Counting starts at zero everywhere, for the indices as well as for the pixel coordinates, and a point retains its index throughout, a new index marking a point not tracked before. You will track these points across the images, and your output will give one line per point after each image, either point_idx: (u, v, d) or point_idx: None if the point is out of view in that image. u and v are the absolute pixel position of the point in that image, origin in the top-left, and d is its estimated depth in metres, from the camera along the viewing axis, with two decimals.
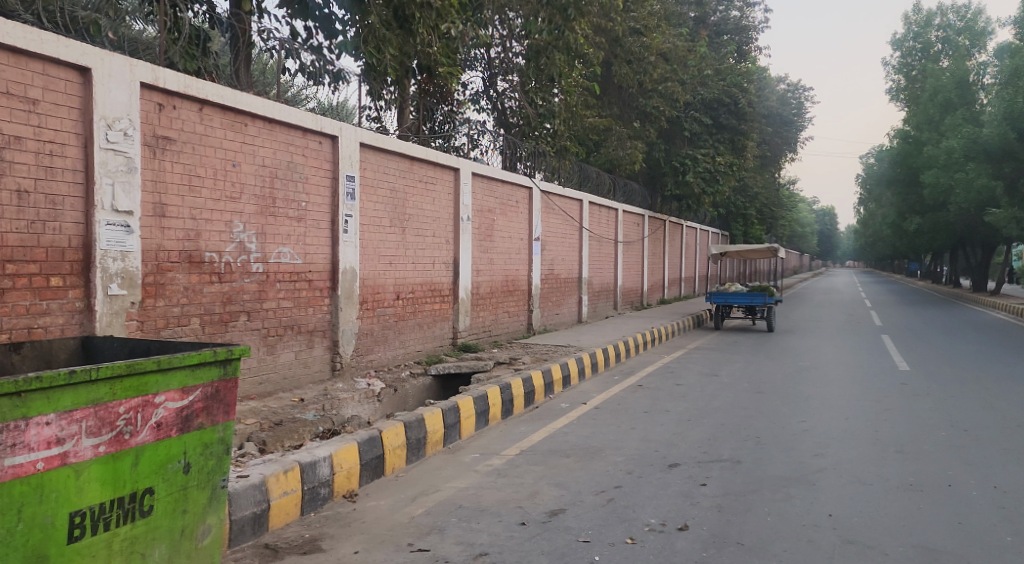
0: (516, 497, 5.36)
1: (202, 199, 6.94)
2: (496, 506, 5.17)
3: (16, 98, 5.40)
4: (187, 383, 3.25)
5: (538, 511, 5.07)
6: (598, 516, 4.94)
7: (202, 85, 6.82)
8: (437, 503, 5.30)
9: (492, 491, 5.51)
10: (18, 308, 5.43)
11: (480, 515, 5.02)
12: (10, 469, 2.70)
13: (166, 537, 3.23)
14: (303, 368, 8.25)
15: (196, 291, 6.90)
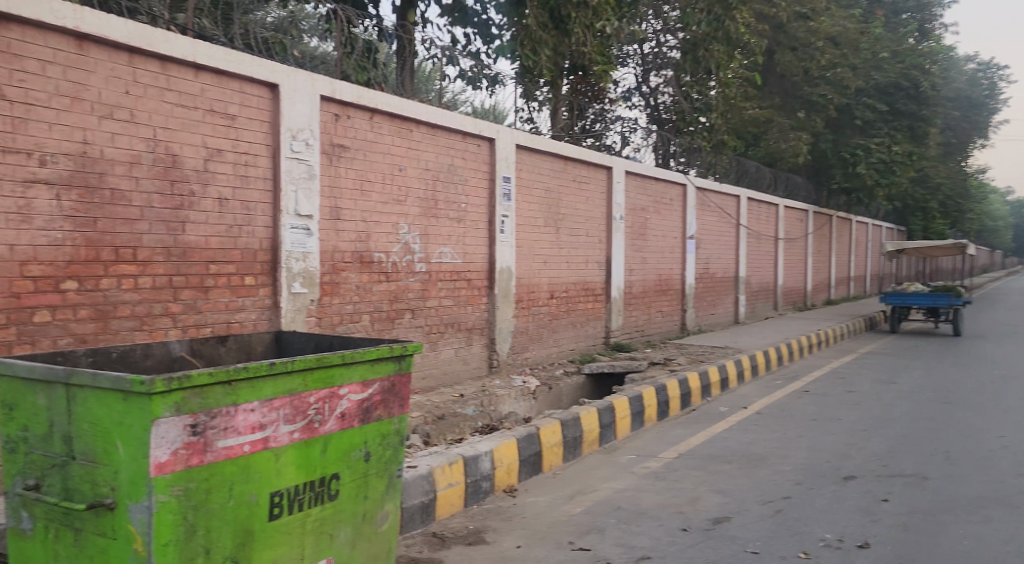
0: (676, 501, 5.31)
1: (372, 202, 7.34)
2: (656, 510, 5.15)
3: (218, 114, 5.90)
4: (368, 376, 3.44)
5: (701, 518, 5.00)
6: (766, 528, 4.81)
7: (373, 95, 7.23)
8: (595, 503, 5.34)
9: (651, 494, 5.49)
10: (218, 304, 5.95)
11: (640, 518, 5.02)
12: (223, 451, 2.86)
13: (350, 520, 3.42)
14: (462, 364, 8.52)
15: (367, 290, 7.31)
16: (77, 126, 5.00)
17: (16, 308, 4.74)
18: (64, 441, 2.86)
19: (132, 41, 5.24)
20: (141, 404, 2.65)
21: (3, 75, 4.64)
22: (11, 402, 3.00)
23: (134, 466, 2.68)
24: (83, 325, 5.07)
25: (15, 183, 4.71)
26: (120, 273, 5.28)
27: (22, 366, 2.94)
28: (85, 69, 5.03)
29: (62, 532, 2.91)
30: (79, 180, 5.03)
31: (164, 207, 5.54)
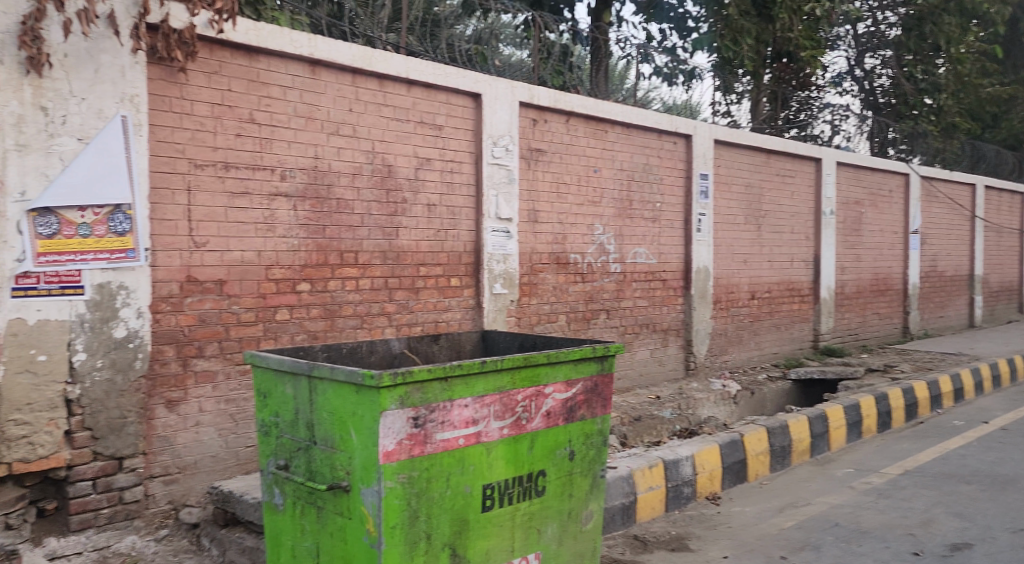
0: (906, 523, 4.98)
1: (568, 203, 7.48)
2: (881, 531, 4.85)
3: (427, 125, 6.26)
4: (572, 376, 3.52)
5: (936, 543, 4.66)
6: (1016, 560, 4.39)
7: (570, 98, 7.37)
8: (809, 518, 5.12)
9: (874, 513, 5.18)
10: (428, 304, 6.33)
11: (862, 537, 4.75)
12: (440, 443, 3.05)
13: (557, 516, 3.53)
14: (658, 365, 8.47)
15: (563, 290, 7.45)
16: (310, 143, 5.52)
17: (263, 307, 5.31)
18: (308, 427, 3.20)
19: (355, 62, 5.70)
20: (371, 397, 2.89)
21: (253, 101, 5.21)
22: (265, 390, 3.40)
23: (367, 453, 2.92)
24: (315, 323, 5.60)
25: (261, 196, 5.27)
26: (345, 276, 5.76)
27: (274, 360, 3.33)
28: (317, 91, 5.54)
29: (307, 509, 3.25)
30: (312, 192, 5.54)
31: (381, 213, 5.97)
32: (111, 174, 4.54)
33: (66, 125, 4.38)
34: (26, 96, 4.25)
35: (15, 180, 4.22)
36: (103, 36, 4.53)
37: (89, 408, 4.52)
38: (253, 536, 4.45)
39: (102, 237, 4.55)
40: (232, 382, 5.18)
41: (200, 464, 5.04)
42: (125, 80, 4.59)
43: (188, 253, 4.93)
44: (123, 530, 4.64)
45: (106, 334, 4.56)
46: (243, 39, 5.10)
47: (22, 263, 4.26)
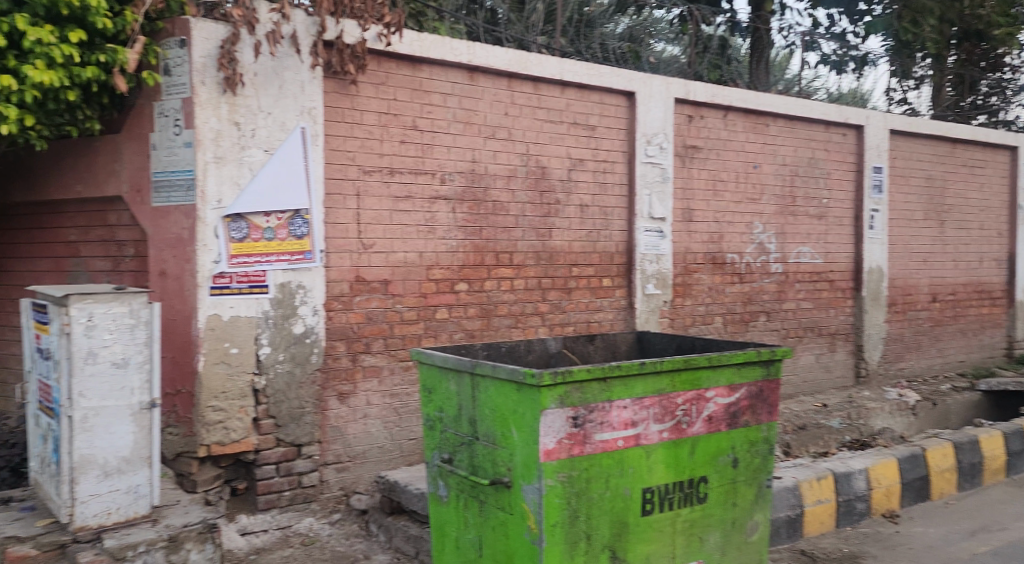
0: None
1: (725, 201, 7.29)
2: None
3: (580, 126, 6.29)
4: (735, 380, 3.43)
5: None
6: None
7: (728, 93, 7.17)
8: (1005, 544, 4.74)
9: None
10: (581, 304, 6.36)
11: None
12: (600, 444, 3.06)
13: (720, 524, 3.46)
14: (825, 371, 8.08)
15: (720, 291, 7.28)
16: (468, 147, 5.68)
17: (424, 306, 5.53)
18: (471, 423, 3.32)
19: (512, 67, 5.80)
20: (532, 395, 2.94)
21: (415, 109, 5.43)
22: (431, 386, 3.58)
23: (528, 450, 2.98)
24: (472, 322, 5.76)
25: (423, 200, 5.48)
26: (500, 276, 5.89)
27: (439, 357, 3.49)
28: (475, 97, 5.70)
29: (470, 502, 3.36)
30: (469, 195, 5.70)
31: (535, 215, 6.06)
32: (291, 181, 4.88)
33: (254, 138, 4.77)
34: (223, 113, 4.66)
35: (213, 189, 4.62)
36: (287, 55, 4.89)
37: (272, 397, 4.89)
38: (416, 526, 4.67)
39: (284, 240, 4.89)
40: (396, 377, 5.43)
41: (368, 454, 5.32)
42: (304, 94, 4.94)
43: (357, 255, 5.20)
44: (303, 511, 4.99)
45: (286, 330, 4.92)
46: (408, 50, 5.31)
47: (218, 265, 4.66)
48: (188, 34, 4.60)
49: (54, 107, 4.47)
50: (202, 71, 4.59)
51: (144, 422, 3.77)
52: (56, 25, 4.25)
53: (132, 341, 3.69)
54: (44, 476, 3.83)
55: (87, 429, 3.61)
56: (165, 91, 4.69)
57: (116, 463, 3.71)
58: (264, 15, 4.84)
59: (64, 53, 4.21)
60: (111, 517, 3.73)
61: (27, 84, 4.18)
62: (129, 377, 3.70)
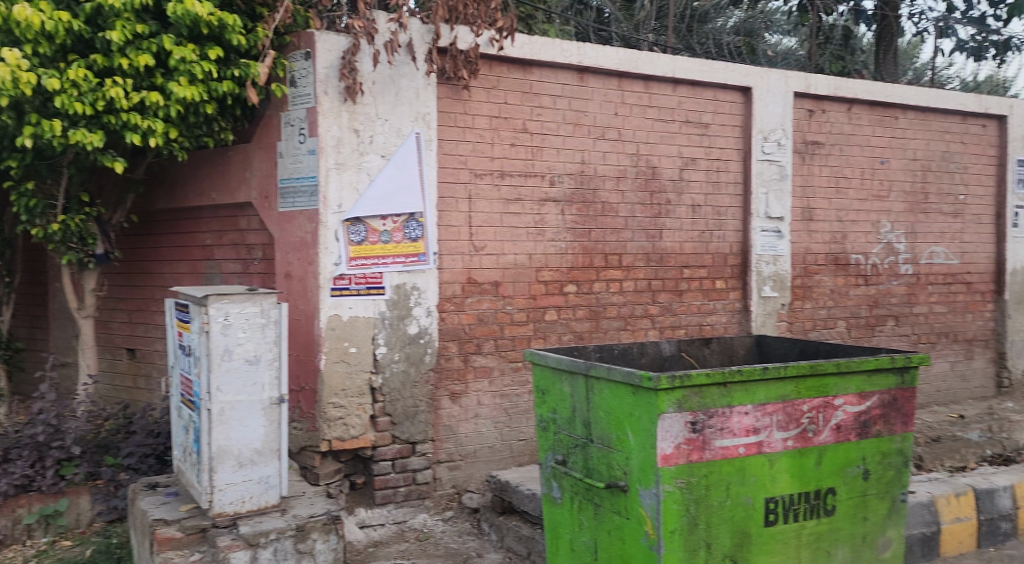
0: None
1: (849, 199, 7.00)
2: None
3: (693, 124, 6.17)
4: (865, 388, 3.29)
5: None
6: None
7: (852, 84, 6.89)
8: None
9: None
10: (692, 307, 6.24)
11: None
12: (720, 451, 3.00)
13: (848, 539, 3.32)
14: (961, 381, 7.63)
15: (843, 293, 7.00)
16: (577, 149, 5.68)
17: (533, 308, 5.55)
18: (585, 426, 3.31)
19: (623, 67, 5.75)
20: (649, 398, 2.91)
21: (526, 111, 5.47)
22: (544, 387, 3.62)
23: (645, 454, 2.95)
24: (581, 323, 5.75)
25: (532, 202, 5.51)
26: (609, 278, 5.85)
27: (552, 359, 3.52)
28: (584, 98, 5.69)
29: (584, 505, 3.36)
30: (578, 197, 5.69)
31: (645, 216, 5.99)
32: (406, 186, 5.01)
33: (372, 144, 4.92)
34: (343, 121, 4.83)
35: (334, 194, 4.79)
36: (403, 63, 5.03)
37: (389, 396, 5.02)
38: (527, 526, 4.70)
39: (399, 243, 5.01)
40: (506, 378, 5.48)
41: (479, 453, 5.39)
42: (419, 101, 5.06)
43: (469, 257, 5.28)
44: (417, 507, 5.10)
45: (402, 330, 5.04)
46: (519, 53, 5.36)
47: (338, 267, 4.82)
48: (312, 47, 4.81)
49: (195, 120, 4.82)
50: (325, 82, 4.78)
51: (274, 416, 3.95)
52: (196, 43, 4.58)
53: (263, 339, 3.87)
54: (185, 465, 4.07)
55: (223, 422, 3.81)
56: (291, 101, 4.92)
57: (250, 454, 3.90)
58: (382, 25, 4.98)
59: (204, 69, 4.55)
60: (246, 505, 3.92)
61: (171, 99, 4.54)
62: (260, 373, 3.88)
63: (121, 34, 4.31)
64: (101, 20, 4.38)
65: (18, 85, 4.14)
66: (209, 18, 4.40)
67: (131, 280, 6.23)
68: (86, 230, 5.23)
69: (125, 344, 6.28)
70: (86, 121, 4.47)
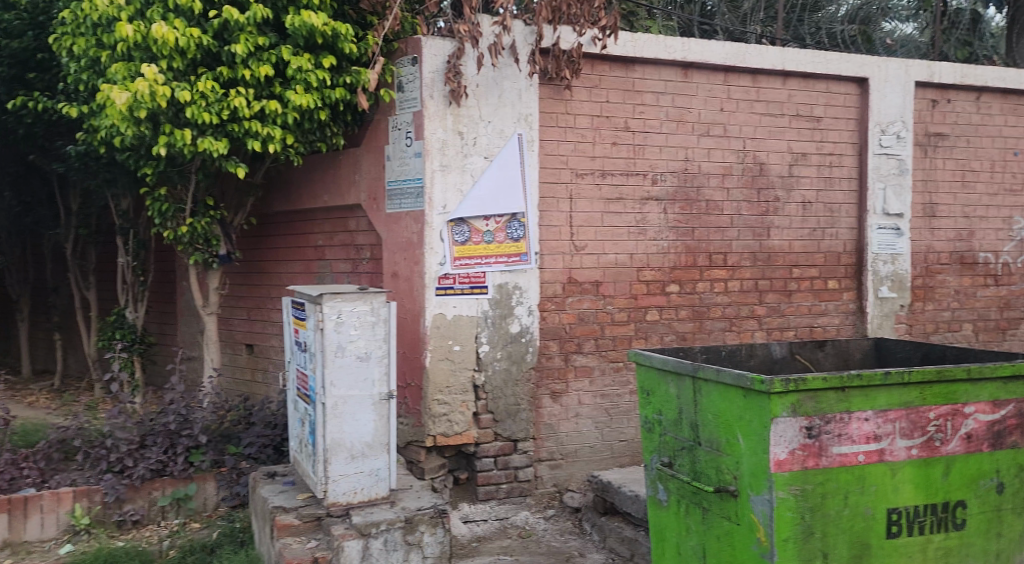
0: None
1: (976, 194, 6.63)
2: None
3: (803, 117, 5.98)
4: (999, 396, 3.11)
5: None
6: None
7: (981, 72, 6.53)
8: None
9: None
10: (802, 308, 6.04)
11: None
12: (838, 458, 2.90)
13: (981, 555, 3.15)
14: None
15: (969, 295, 6.63)
16: (681, 146, 5.58)
17: (634, 308, 5.50)
18: (692, 428, 3.26)
19: (729, 60, 5.63)
20: (761, 402, 2.83)
21: (628, 110, 5.42)
22: (649, 388, 3.58)
23: (756, 460, 2.88)
24: (684, 324, 5.65)
25: (634, 201, 5.46)
26: (714, 278, 5.74)
27: (658, 359, 3.48)
28: (689, 94, 5.59)
29: (692, 508, 3.31)
30: (682, 195, 5.61)
31: (751, 214, 5.84)
32: (509, 186, 5.05)
33: (476, 146, 4.98)
34: (448, 124, 4.91)
35: (439, 195, 4.87)
36: (506, 65, 5.07)
37: (491, 393, 5.08)
38: (630, 528, 4.67)
39: (502, 243, 5.06)
40: (607, 378, 5.45)
41: (580, 453, 5.39)
42: (522, 102, 5.10)
43: (570, 256, 5.28)
44: (519, 504, 5.16)
45: (504, 328, 5.09)
46: (622, 51, 5.32)
47: (443, 266, 4.90)
48: (419, 52, 4.92)
49: (310, 127, 5.02)
50: (431, 86, 4.88)
51: (383, 411, 4.05)
52: (311, 53, 4.81)
53: (373, 337, 3.98)
54: (301, 456, 4.23)
55: (336, 416, 3.94)
56: (398, 106, 5.04)
57: (361, 447, 4.02)
58: (486, 28, 5.04)
59: (318, 77, 4.75)
60: (357, 496, 4.05)
61: (289, 106, 4.77)
62: (371, 369, 3.99)
63: (245, 47, 4.59)
64: (227, 35, 4.69)
65: (155, 98, 4.45)
66: (323, 28, 4.63)
67: (249, 280, 6.52)
68: (211, 233, 5.50)
69: (244, 339, 6.59)
70: (212, 130, 4.77)
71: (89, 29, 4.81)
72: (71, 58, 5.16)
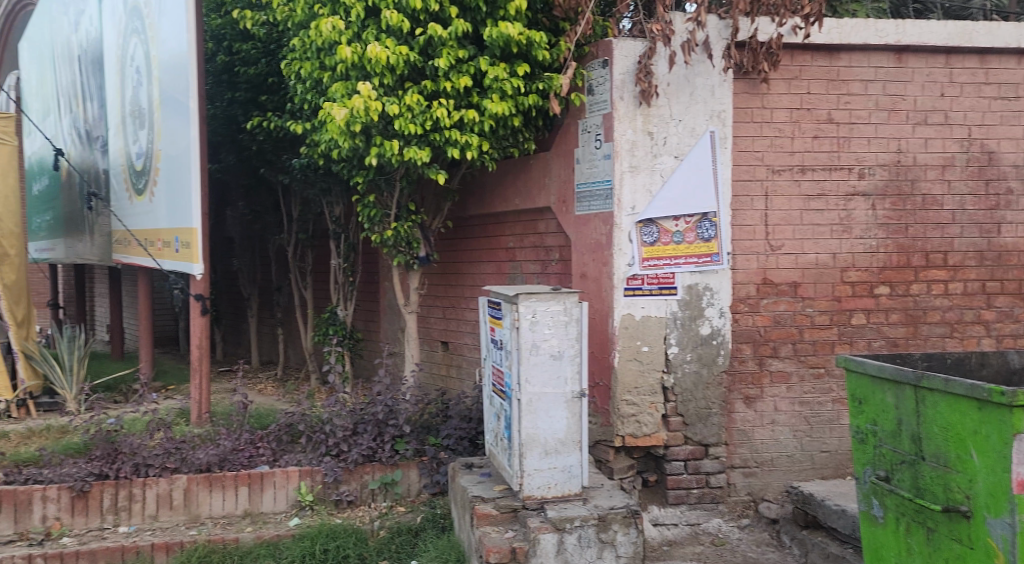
0: None
1: None
2: None
3: None
4: None
5: None
6: None
7: None
8: None
9: None
10: None
11: None
12: None
13: None
14: None
15: None
16: (893, 136, 5.21)
17: (837, 311, 5.18)
18: (914, 441, 3.03)
19: (951, 41, 5.19)
20: (1002, 416, 2.59)
21: (832, 101, 5.14)
22: (861, 396, 3.37)
23: (995, 479, 2.63)
24: (896, 329, 5.25)
25: (838, 197, 5.15)
26: (932, 279, 5.29)
27: (872, 366, 3.27)
28: (904, 80, 5.20)
29: (914, 528, 3.07)
30: (893, 189, 5.23)
31: (977, 208, 5.33)
32: (701, 186, 4.94)
33: (666, 145, 4.92)
34: (638, 124, 4.89)
35: (628, 196, 4.86)
36: (699, 61, 4.97)
37: (680, 396, 4.99)
38: (836, 544, 4.41)
39: (692, 243, 4.95)
40: (807, 385, 5.15)
41: (777, 461, 5.14)
42: (715, 98, 4.97)
43: (765, 257, 5.07)
44: (711, 511, 5.03)
45: (694, 330, 4.98)
46: (827, 39, 5.04)
47: (632, 267, 4.88)
48: (610, 54, 4.92)
49: (504, 133, 5.16)
50: (621, 88, 4.87)
51: (576, 409, 4.08)
52: (507, 62, 4.96)
53: (566, 336, 4.02)
54: (498, 449, 4.34)
55: (532, 412, 4.01)
56: (589, 108, 5.07)
57: (555, 443, 4.07)
58: (678, 26, 4.97)
59: (513, 85, 4.87)
60: (552, 491, 4.11)
61: (485, 114, 4.92)
62: (564, 367, 4.03)
63: (447, 61, 4.80)
64: (431, 50, 4.93)
65: (369, 113, 4.76)
66: (519, 38, 4.75)
67: (445, 280, 6.81)
68: (413, 236, 5.78)
69: (440, 337, 6.89)
70: (417, 139, 5.01)
71: (314, 54, 5.22)
72: (298, 81, 5.63)
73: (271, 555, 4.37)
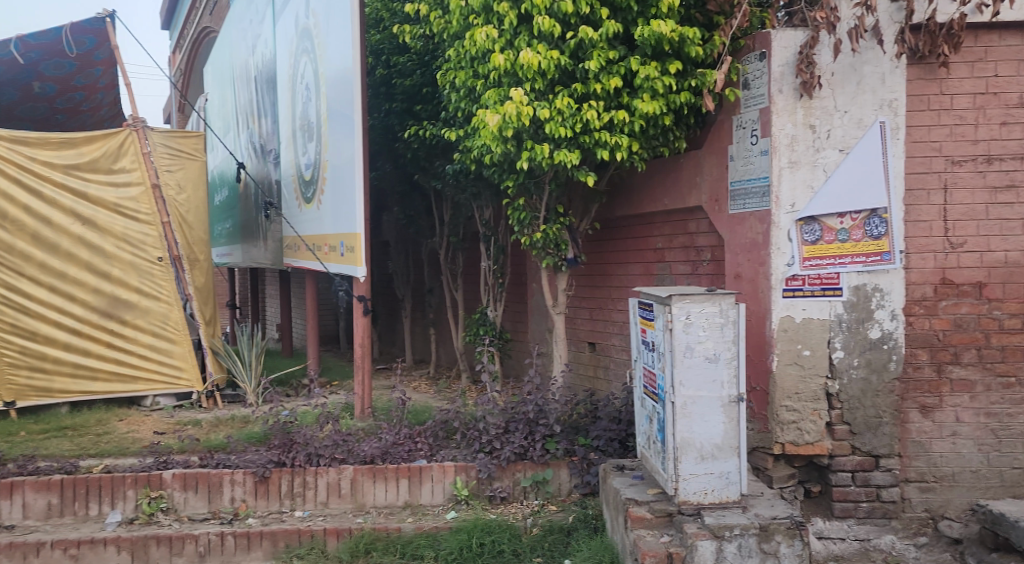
0: None
1: None
2: None
3: None
4: None
5: None
6: None
7: None
8: None
9: None
10: None
11: None
12: None
13: None
14: None
15: None
16: None
17: None
18: None
19: None
20: None
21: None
22: None
23: None
24: None
25: None
26: None
27: None
28: None
29: None
30: None
31: None
32: (870, 180, 4.63)
33: (830, 139, 4.65)
34: (798, 118, 4.65)
35: (787, 193, 4.64)
36: (868, 48, 4.66)
37: (846, 403, 4.69)
38: None
39: (860, 241, 4.65)
40: (993, 395, 4.71)
41: (959, 477, 4.74)
42: (886, 86, 4.65)
43: (943, 255, 4.68)
44: (882, 527, 4.71)
45: (862, 334, 4.67)
46: (1019, 15, 4.61)
47: (791, 267, 4.65)
48: (768, 46, 4.71)
49: (654, 133, 5.06)
50: (781, 80, 4.65)
51: (733, 414, 3.92)
52: (658, 61, 4.86)
53: (722, 338, 3.87)
54: (650, 452, 4.24)
55: (686, 416, 3.89)
56: (744, 103, 4.88)
57: (711, 448, 3.93)
58: (846, 12, 4.69)
59: (665, 83, 4.77)
60: (708, 497, 3.97)
61: (636, 114, 4.84)
62: (720, 370, 3.88)
63: (598, 62, 4.76)
64: (582, 53, 4.90)
65: (522, 118, 4.79)
66: (671, 36, 4.65)
67: (593, 281, 6.75)
68: (561, 238, 5.78)
69: (588, 337, 6.84)
70: (567, 142, 4.99)
71: (468, 63, 5.32)
72: (452, 90, 5.76)
73: (430, 546, 4.47)
